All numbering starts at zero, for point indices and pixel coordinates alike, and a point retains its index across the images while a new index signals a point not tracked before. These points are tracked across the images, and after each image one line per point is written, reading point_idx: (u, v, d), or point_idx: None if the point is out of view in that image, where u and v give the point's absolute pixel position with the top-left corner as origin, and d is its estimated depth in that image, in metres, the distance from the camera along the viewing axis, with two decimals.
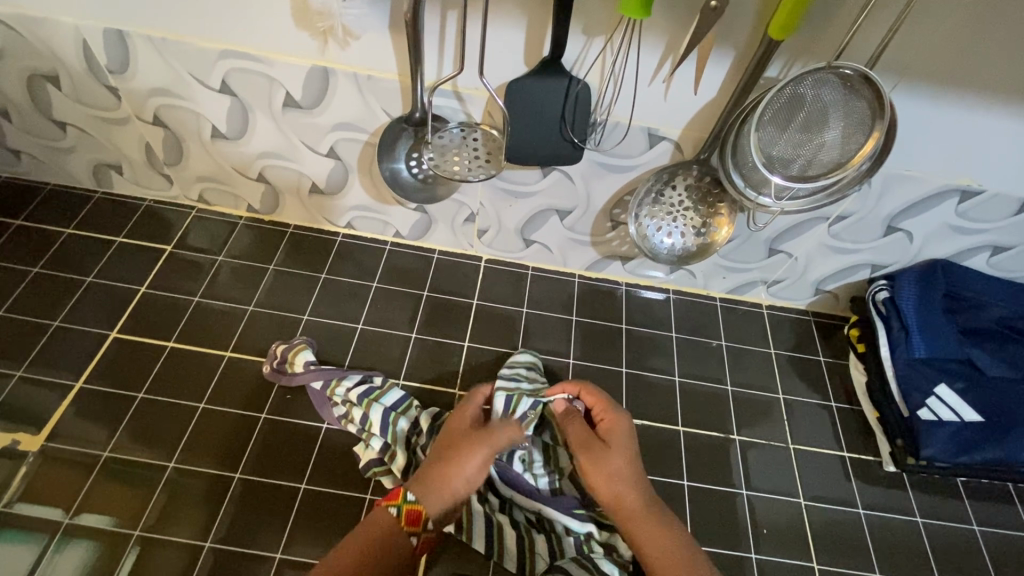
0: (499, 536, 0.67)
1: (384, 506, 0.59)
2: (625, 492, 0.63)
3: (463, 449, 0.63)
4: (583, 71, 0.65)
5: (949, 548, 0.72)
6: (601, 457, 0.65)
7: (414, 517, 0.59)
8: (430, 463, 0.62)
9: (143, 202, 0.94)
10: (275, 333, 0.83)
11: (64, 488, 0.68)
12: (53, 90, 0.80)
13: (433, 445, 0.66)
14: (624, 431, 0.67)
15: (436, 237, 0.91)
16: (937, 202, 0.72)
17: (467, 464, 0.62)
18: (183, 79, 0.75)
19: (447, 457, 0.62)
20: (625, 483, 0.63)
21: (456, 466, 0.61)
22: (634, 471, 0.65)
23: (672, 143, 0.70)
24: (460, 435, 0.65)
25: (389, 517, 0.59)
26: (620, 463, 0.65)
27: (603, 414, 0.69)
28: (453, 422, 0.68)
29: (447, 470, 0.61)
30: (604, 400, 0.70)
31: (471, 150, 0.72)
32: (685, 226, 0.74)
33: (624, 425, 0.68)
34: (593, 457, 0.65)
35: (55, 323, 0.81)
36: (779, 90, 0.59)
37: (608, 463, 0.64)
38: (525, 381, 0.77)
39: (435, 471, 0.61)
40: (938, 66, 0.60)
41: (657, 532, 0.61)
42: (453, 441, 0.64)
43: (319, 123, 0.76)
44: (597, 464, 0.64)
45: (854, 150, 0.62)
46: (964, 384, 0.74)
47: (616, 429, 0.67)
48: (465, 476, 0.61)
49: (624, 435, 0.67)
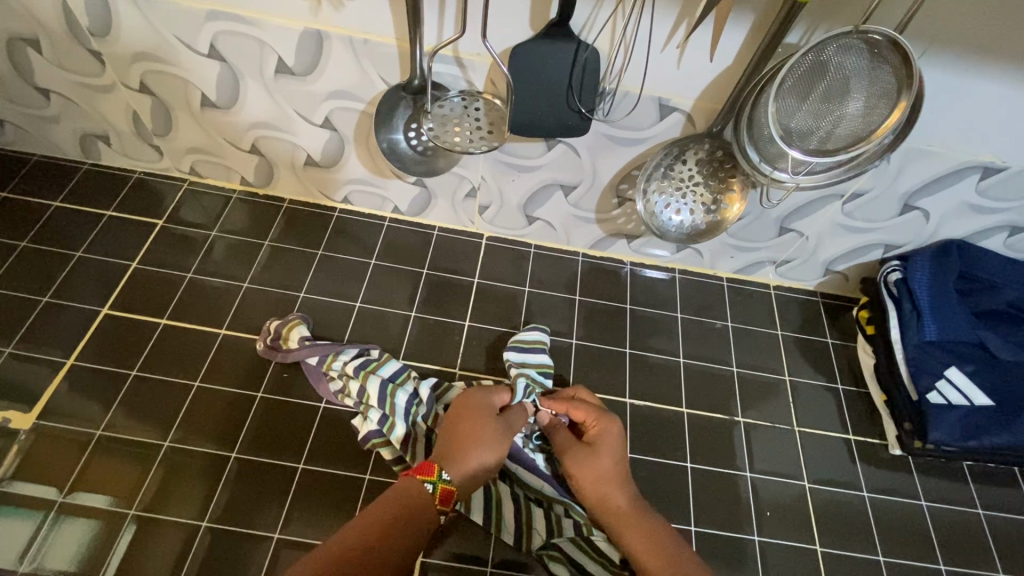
0: (497, 509, 0.66)
1: (417, 479, 0.57)
2: (612, 495, 0.61)
3: (488, 434, 0.62)
4: (593, 35, 0.62)
5: (953, 532, 0.72)
6: (584, 461, 0.63)
7: (448, 496, 0.57)
8: (460, 443, 0.61)
9: (133, 173, 0.91)
10: (271, 310, 0.81)
11: (59, 466, 0.67)
12: (35, 54, 0.76)
13: (453, 422, 0.63)
14: (611, 435, 0.65)
15: (436, 213, 0.88)
16: (957, 180, 0.70)
17: (500, 451, 0.62)
18: (169, 43, 0.71)
19: (483, 441, 0.61)
20: (610, 487, 0.62)
21: (493, 452, 0.61)
22: (622, 473, 0.63)
23: (683, 114, 0.67)
24: (489, 418, 0.64)
25: (424, 492, 0.57)
26: (607, 468, 0.63)
27: (589, 418, 0.67)
28: (476, 400, 0.65)
29: (484, 454, 0.60)
30: (592, 408, 0.67)
31: (472, 121, 0.68)
32: (695, 202, 0.71)
33: (612, 429, 0.65)
34: (577, 462, 0.63)
35: (45, 299, 0.78)
36: (801, 56, 0.56)
37: (591, 466, 0.63)
38: (534, 369, 0.75)
39: (469, 453, 0.60)
40: (969, 32, 0.57)
41: (644, 533, 0.59)
42: (482, 423, 0.63)
43: (313, 91, 0.73)
44: (580, 468, 0.63)
45: (877, 122, 0.59)
46: (975, 367, 0.73)
47: (606, 441, 0.65)
48: (497, 463, 0.61)
49: (613, 439, 0.65)
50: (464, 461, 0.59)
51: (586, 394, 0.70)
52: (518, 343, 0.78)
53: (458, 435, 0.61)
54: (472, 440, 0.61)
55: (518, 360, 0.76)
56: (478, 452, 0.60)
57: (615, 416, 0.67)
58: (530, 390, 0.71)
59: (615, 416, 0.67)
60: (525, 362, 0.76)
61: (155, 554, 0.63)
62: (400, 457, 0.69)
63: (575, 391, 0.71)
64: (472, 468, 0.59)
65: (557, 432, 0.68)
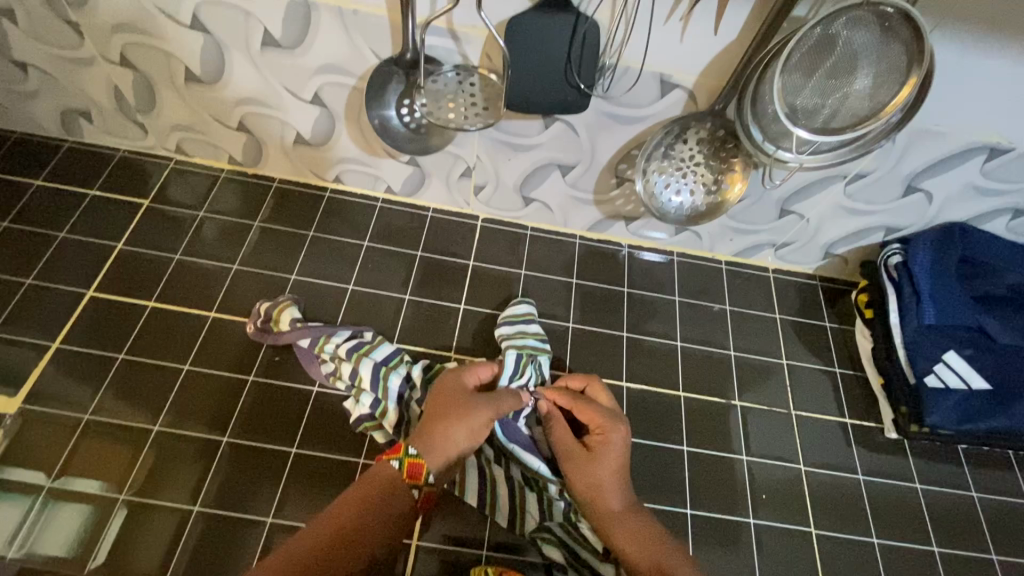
0: (492, 490, 0.65)
1: (386, 459, 0.57)
2: (604, 498, 0.61)
3: (460, 413, 0.60)
4: (593, 7, 0.59)
5: (946, 514, 0.72)
6: (584, 463, 0.62)
7: (417, 471, 0.56)
8: (432, 421, 0.59)
9: (117, 151, 0.88)
10: (262, 292, 0.79)
11: (48, 451, 0.66)
12: (10, 25, 0.73)
13: (430, 402, 0.62)
14: (615, 438, 0.63)
15: (431, 193, 0.86)
16: (962, 161, 0.68)
17: (473, 425, 0.60)
18: (151, 14, 0.68)
19: (453, 415, 0.60)
20: (607, 490, 0.61)
21: (466, 426, 0.59)
22: (622, 477, 0.62)
23: (685, 91, 0.65)
24: (462, 394, 0.62)
25: (392, 470, 0.56)
26: (604, 473, 0.61)
27: (595, 421, 0.64)
28: (449, 378, 0.64)
29: (454, 428, 0.59)
30: (602, 412, 0.65)
31: (467, 97, 0.66)
32: (695, 182, 0.69)
33: (617, 435, 0.63)
34: (576, 464, 0.62)
35: (29, 281, 0.76)
36: (809, 29, 0.54)
37: (588, 469, 0.62)
38: (532, 338, 0.75)
39: (439, 430, 0.58)
40: (981, 5, 0.55)
41: (636, 535, 0.59)
42: (456, 399, 0.61)
43: (302, 65, 0.70)
44: (578, 471, 0.62)
45: (886, 99, 0.57)
46: (973, 351, 0.72)
47: (608, 446, 0.63)
48: (471, 438, 0.59)
49: (615, 446, 0.63)
50: (432, 434, 0.58)
51: (597, 390, 0.69)
52: (510, 317, 0.77)
53: (429, 411, 0.60)
54: (442, 414, 0.60)
55: (511, 332, 0.75)
56: (448, 426, 0.59)
57: (622, 418, 0.65)
58: (528, 359, 0.71)
59: (622, 418, 0.65)
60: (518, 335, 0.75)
61: (147, 538, 0.62)
62: (393, 440, 0.69)
63: (585, 383, 0.69)
64: (440, 441, 0.58)
65: (555, 425, 0.66)
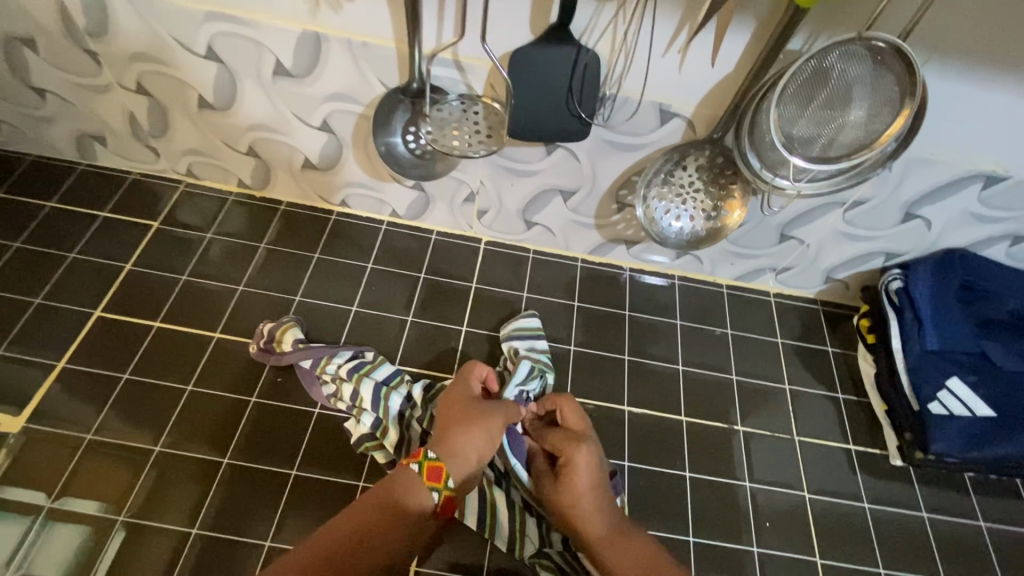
0: (492, 513, 0.64)
1: (406, 463, 0.57)
2: (585, 527, 0.59)
3: (471, 419, 0.60)
4: (592, 41, 0.61)
5: (953, 545, 0.71)
6: (554, 491, 0.62)
7: (436, 474, 0.56)
8: (447, 427, 0.59)
9: (129, 174, 0.90)
10: (266, 314, 0.80)
11: (47, 472, 0.66)
12: (31, 54, 0.76)
13: (440, 411, 0.62)
14: (572, 459, 0.62)
15: (434, 217, 0.87)
16: (958, 189, 0.69)
17: (491, 430, 0.60)
18: (167, 44, 0.70)
19: (470, 419, 0.60)
20: (581, 516, 0.60)
21: (480, 430, 0.59)
22: (592, 498, 0.60)
23: (684, 120, 0.67)
24: (473, 401, 0.63)
25: (412, 473, 0.56)
26: (577, 501, 0.60)
27: (560, 445, 0.64)
28: (457, 390, 0.65)
29: (472, 431, 0.59)
30: (564, 435, 0.64)
31: (471, 125, 0.67)
32: (695, 209, 0.70)
33: (582, 455, 0.62)
34: (549, 494, 0.62)
35: (37, 300, 0.78)
36: (804, 61, 0.55)
37: (560, 499, 0.61)
38: (543, 355, 0.77)
39: (454, 434, 0.58)
40: (972, 38, 0.56)
41: (621, 559, 0.57)
42: (468, 406, 0.62)
43: (311, 94, 0.72)
44: (553, 501, 0.62)
45: (880, 129, 0.59)
46: (976, 377, 0.72)
47: (575, 471, 0.61)
48: (486, 443, 0.59)
49: (583, 468, 0.61)
50: (452, 439, 0.58)
51: (564, 414, 0.67)
52: (518, 331, 0.79)
53: (444, 418, 0.61)
54: (454, 420, 0.60)
55: (524, 347, 0.77)
56: (464, 430, 0.59)
57: (588, 437, 0.64)
58: (537, 373, 0.73)
59: (588, 437, 0.64)
60: (533, 348, 0.77)
61: (143, 561, 0.62)
62: (393, 461, 0.68)
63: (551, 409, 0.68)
64: (459, 445, 0.58)
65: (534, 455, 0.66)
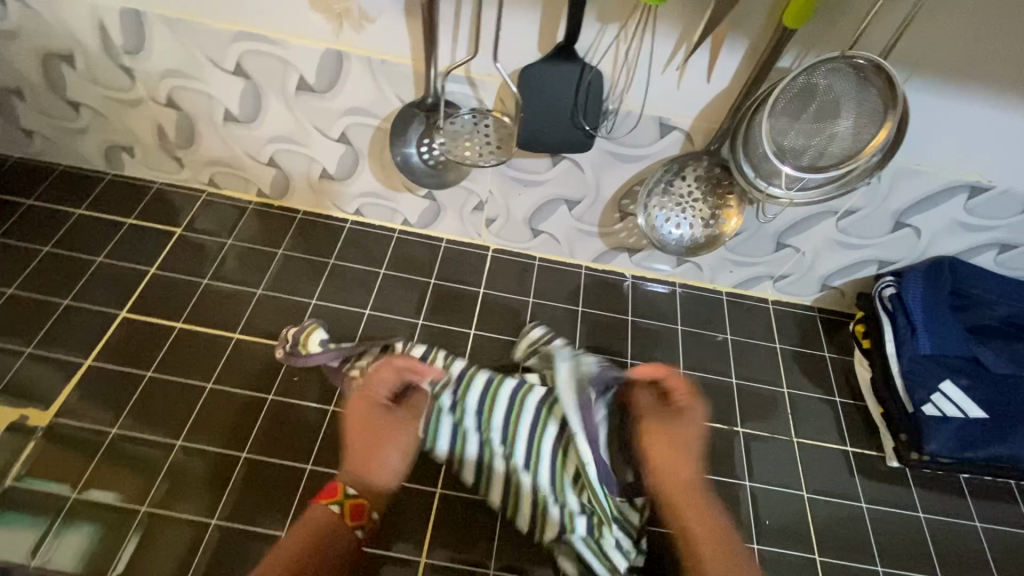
0: (514, 499, 0.67)
1: (323, 503, 0.63)
2: (680, 467, 0.68)
3: (383, 445, 0.67)
4: (596, 59, 0.66)
5: (950, 545, 0.73)
6: (672, 435, 0.70)
7: (357, 509, 0.63)
8: (364, 457, 0.66)
9: (153, 184, 0.94)
10: (283, 317, 0.83)
11: (72, 465, 0.69)
12: (69, 70, 0.81)
13: (354, 435, 0.68)
14: (698, 412, 0.73)
15: (444, 225, 0.91)
16: (945, 198, 0.73)
17: (405, 448, 0.68)
18: (198, 61, 0.75)
19: (382, 447, 0.67)
20: (679, 455, 0.69)
21: (396, 454, 0.67)
22: (687, 442, 0.70)
23: (682, 133, 0.71)
24: (381, 420, 0.68)
25: (332, 513, 0.62)
26: (684, 442, 0.70)
27: (679, 397, 0.73)
28: (360, 408, 0.69)
29: (389, 457, 0.66)
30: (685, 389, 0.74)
31: (482, 137, 0.71)
32: (694, 217, 0.74)
33: (698, 408, 0.73)
34: (661, 437, 0.70)
35: (65, 302, 0.81)
36: (792, 78, 0.59)
37: (681, 440, 0.70)
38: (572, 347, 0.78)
39: (372, 465, 0.65)
40: (950, 57, 0.60)
41: (701, 497, 0.66)
42: (378, 430, 0.68)
43: (331, 108, 0.76)
44: (660, 443, 0.69)
45: (866, 140, 0.62)
46: (968, 380, 0.74)
47: (685, 418, 0.72)
48: (402, 461, 0.67)
49: (693, 418, 0.72)
50: (367, 468, 0.65)
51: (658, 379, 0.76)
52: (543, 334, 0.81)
53: (358, 448, 0.66)
54: (369, 450, 0.66)
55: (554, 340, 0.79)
56: (380, 459, 0.66)
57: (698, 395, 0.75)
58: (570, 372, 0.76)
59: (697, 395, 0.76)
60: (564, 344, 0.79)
61: (164, 551, 0.64)
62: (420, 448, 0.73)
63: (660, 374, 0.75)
64: (379, 472, 0.65)
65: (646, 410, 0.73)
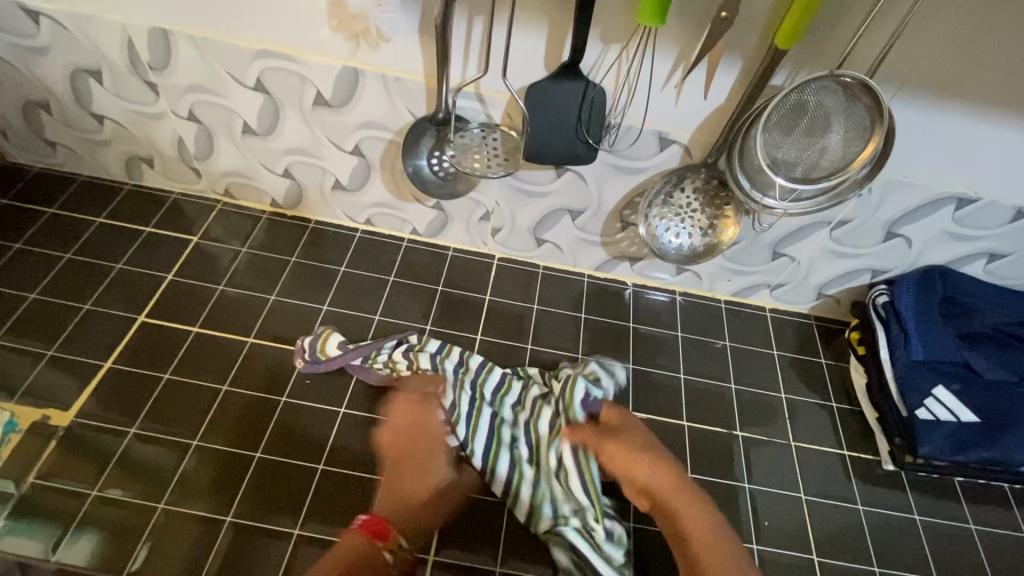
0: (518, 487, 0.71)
1: (361, 531, 0.64)
2: (643, 474, 0.68)
3: (415, 471, 0.70)
4: (599, 76, 0.69)
5: (945, 547, 0.74)
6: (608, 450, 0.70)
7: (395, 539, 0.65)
8: (399, 484, 0.69)
9: (171, 194, 0.98)
10: (295, 322, 0.86)
11: (91, 464, 0.71)
12: (95, 85, 0.85)
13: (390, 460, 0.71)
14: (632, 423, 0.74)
15: (451, 234, 0.94)
16: (934, 209, 0.76)
17: (437, 475, 0.71)
18: (220, 77, 0.79)
19: (415, 472, 0.70)
20: (635, 464, 0.69)
21: (427, 480, 0.70)
22: (651, 451, 0.70)
23: (681, 146, 0.74)
24: (415, 447, 0.72)
25: (367, 541, 0.63)
26: (641, 451, 0.70)
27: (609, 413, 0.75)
28: (396, 433, 0.73)
29: (421, 483, 0.70)
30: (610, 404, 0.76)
31: (490, 150, 0.76)
32: (693, 226, 0.77)
33: (631, 421, 0.74)
34: (607, 450, 0.70)
35: (87, 306, 0.84)
36: (784, 95, 0.63)
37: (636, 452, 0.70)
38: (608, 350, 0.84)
39: (407, 491, 0.68)
40: (935, 76, 0.64)
41: (690, 506, 0.65)
42: (410, 456, 0.71)
43: (345, 121, 0.80)
44: (612, 456, 0.70)
45: (855, 153, 0.66)
46: (961, 386, 0.77)
47: (629, 429, 0.72)
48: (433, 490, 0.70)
49: (638, 428, 0.73)
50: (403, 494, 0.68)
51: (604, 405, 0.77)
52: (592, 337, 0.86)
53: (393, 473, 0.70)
54: (402, 476, 0.69)
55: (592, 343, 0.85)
56: (414, 484, 0.69)
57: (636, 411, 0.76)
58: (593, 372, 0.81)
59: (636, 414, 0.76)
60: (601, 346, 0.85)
61: (180, 548, 0.66)
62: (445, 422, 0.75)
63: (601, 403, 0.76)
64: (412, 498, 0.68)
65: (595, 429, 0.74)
